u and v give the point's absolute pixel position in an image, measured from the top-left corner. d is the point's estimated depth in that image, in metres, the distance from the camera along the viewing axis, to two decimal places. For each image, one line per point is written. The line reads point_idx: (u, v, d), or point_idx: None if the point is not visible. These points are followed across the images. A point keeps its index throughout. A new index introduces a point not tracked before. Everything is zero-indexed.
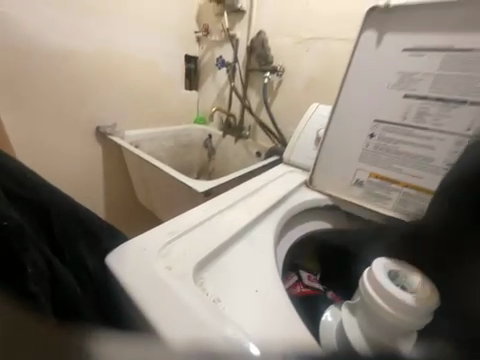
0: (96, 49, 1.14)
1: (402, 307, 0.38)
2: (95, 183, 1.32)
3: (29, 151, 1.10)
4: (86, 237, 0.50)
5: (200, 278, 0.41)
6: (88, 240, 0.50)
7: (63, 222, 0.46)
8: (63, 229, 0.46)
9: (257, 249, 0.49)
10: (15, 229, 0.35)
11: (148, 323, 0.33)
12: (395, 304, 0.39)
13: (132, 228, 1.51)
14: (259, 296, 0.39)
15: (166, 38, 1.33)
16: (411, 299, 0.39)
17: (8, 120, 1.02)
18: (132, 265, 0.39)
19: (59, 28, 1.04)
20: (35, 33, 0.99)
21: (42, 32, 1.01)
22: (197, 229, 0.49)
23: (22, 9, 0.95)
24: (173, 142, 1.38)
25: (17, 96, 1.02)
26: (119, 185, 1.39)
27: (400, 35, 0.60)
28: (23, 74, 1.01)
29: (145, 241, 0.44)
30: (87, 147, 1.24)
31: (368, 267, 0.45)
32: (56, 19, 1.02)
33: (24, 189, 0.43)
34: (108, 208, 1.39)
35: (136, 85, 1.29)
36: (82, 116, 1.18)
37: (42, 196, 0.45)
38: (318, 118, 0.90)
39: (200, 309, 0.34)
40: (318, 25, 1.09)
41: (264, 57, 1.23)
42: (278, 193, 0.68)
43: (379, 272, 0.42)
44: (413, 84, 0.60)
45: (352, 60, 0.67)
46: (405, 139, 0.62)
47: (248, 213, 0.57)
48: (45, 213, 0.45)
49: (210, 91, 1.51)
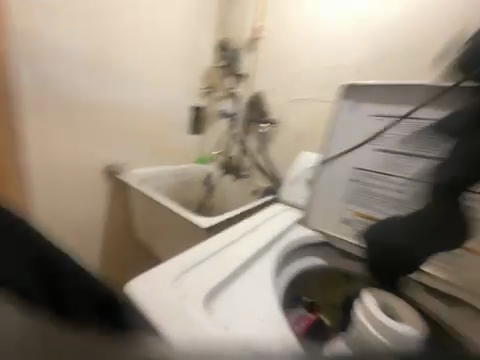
0: (119, 102, 1.33)
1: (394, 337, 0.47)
2: (97, 218, 1.38)
3: (44, 190, 1.20)
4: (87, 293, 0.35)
5: (210, 307, 0.45)
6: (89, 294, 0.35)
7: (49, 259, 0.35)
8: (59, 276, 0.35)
9: (258, 281, 0.54)
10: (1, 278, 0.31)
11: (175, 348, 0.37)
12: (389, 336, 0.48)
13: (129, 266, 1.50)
14: (261, 324, 0.44)
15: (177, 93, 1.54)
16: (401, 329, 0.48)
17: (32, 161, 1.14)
18: (151, 295, 0.45)
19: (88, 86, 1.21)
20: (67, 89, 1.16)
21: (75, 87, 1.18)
22: (205, 262, 0.55)
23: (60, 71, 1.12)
24: (176, 180, 1.48)
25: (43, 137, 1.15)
26: (121, 220, 1.45)
27: (368, 104, 0.77)
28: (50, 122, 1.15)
29: (160, 274, 0.50)
30: (96, 185, 1.34)
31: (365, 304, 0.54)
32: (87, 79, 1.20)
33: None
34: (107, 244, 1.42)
35: (147, 130, 1.46)
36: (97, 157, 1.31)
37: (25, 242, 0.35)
38: (306, 162, 1.01)
39: (211, 332, 0.39)
40: (304, 89, 1.34)
41: (260, 111, 1.46)
42: (275, 229, 0.76)
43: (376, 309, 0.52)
44: (382, 141, 0.75)
45: (334, 120, 0.83)
46: (380, 184, 0.74)
47: (250, 247, 0.63)
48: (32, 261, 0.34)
49: (212, 136, 1.70)
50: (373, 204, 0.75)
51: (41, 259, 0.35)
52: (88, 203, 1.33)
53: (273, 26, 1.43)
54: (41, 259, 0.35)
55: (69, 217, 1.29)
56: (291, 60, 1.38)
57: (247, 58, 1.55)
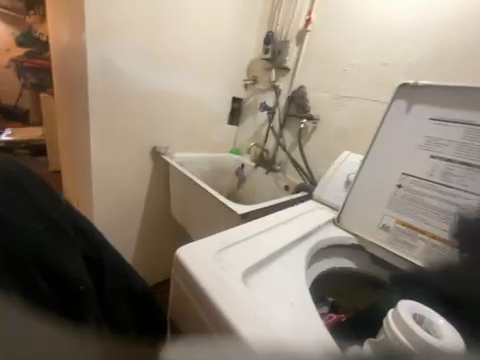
0: (168, 88, 1.38)
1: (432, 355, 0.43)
2: (139, 197, 1.48)
3: (102, 166, 1.31)
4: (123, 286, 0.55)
5: (246, 283, 0.50)
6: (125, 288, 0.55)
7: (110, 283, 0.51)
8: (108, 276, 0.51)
9: (290, 271, 0.56)
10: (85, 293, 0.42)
11: (219, 311, 0.43)
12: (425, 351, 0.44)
13: (161, 241, 1.65)
14: (293, 308, 0.47)
15: (221, 84, 1.58)
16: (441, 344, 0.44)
17: (95, 140, 1.25)
18: (196, 263, 0.51)
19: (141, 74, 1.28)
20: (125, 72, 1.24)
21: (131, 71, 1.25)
22: (242, 243, 0.59)
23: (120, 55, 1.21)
24: (211, 167, 1.55)
25: (108, 115, 1.26)
26: (158, 201, 1.55)
27: (427, 107, 0.72)
28: (116, 105, 1.26)
29: (203, 246, 0.56)
30: (142, 165, 1.44)
31: (397, 311, 0.51)
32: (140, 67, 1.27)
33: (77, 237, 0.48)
34: (145, 220, 1.54)
35: (190, 118, 1.52)
36: (141, 141, 1.39)
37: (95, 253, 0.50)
38: (349, 163, 1.01)
39: (246, 305, 0.44)
40: (353, 86, 1.27)
41: (302, 105, 1.43)
42: (309, 225, 0.77)
43: (410, 318, 0.48)
44: (438, 148, 0.69)
45: (383, 122, 0.80)
46: (431, 193, 0.69)
47: (283, 237, 0.66)
48: (92, 263, 0.50)
49: (249, 127, 1.72)
50: (418, 214, 0.71)
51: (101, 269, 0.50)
52: (134, 181, 1.44)
53: (326, 17, 1.36)
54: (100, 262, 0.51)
55: (116, 193, 1.40)
56: (342, 53, 1.31)
57: (294, 50, 1.51)
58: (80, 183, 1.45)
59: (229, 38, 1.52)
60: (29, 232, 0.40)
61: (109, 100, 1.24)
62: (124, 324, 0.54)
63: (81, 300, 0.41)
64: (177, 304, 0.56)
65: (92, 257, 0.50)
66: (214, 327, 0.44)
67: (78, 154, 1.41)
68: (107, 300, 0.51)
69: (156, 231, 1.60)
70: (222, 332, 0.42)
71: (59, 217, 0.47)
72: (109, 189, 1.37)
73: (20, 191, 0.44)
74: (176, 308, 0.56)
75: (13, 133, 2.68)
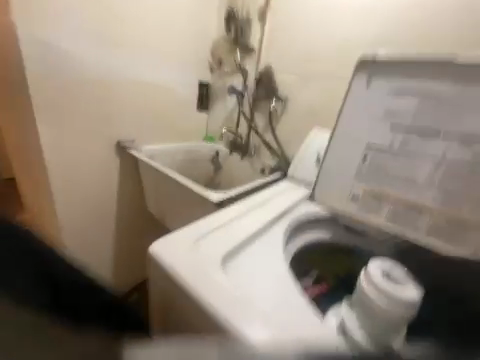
0: (126, 76, 1.28)
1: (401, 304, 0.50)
2: (108, 197, 1.38)
3: (60, 168, 1.19)
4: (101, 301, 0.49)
5: (226, 267, 0.50)
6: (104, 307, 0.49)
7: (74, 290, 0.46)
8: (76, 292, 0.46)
9: (269, 251, 0.58)
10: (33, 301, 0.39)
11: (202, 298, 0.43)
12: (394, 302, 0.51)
13: (140, 239, 1.58)
14: (273, 285, 0.49)
15: (185, 68, 1.49)
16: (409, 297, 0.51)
17: (47, 140, 1.12)
18: (174, 254, 0.50)
19: (91, 59, 1.15)
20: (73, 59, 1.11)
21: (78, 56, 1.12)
22: (221, 229, 0.59)
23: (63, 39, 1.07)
24: (185, 156, 1.48)
25: (58, 111, 1.12)
26: (131, 198, 1.47)
27: (385, 80, 0.76)
28: (65, 98, 1.13)
29: (179, 237, 0.54)
30: (107, 163, 1.33)
31: (368, 270, 0.56)
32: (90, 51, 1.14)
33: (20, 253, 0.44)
34: (122, 218, 1.48)
35: (155, 106, 1.42)
36: (102, 136, 1.27)
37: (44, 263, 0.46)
38: (318, 140, 1.04)
39: (227, 289, 0.44)
40: (318, 63, 1.28)
41: (270, 87, 1.42)
42: (285, 204, 0.79)
43: (377, 274, 0.54)
44: (396, 118, 0.74)
45: (347, 97, 0.82)
46: (391, 161, 0.75)
47: (260, 219, 0.66)
48: (51, 284, 0.44)
49: (219, 113, 1.67)
50: (382, 181, 0.76)
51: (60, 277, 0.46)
52: (100, 181, 1.33)
53: None
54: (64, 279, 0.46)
55: (80, 196, 1.29)
56: (305, 30, 1.30)
57: (257, 28, 1.45)
58: (40, 192, 1.32)
59: (188, 17, 1.41)
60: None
61: (56, 94, 1.10)
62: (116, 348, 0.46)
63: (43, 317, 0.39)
64: (158, 299, 0.55)
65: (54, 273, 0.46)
66: (202, 323, 0.43)
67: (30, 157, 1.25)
68: (74, 305, 0.44)
69: (131, 230, 1.53)
70: (206, 320, 0.42)
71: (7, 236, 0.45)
72: (72, 193, 1.26)
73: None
74: (159, 303, 0.55)
75: None
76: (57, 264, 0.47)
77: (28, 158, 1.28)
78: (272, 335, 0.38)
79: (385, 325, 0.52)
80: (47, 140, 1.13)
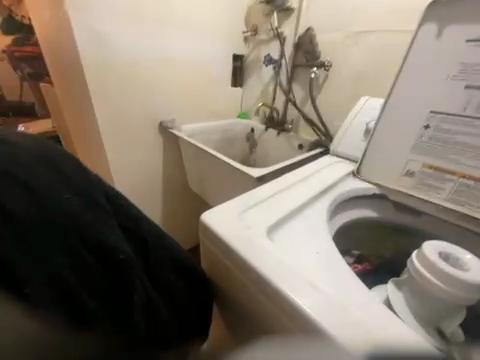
0: (164, 55, 1.27)
1: (468, 290, 0.46)
2: (154, 176, 1.48)
3: (114, 151, 1.29)
4: (163, 250, 0.57)
5: (271, 238, 0.52)
6: (168, 259, 0.57)
7: (156, 254, 0.55)
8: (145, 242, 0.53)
9: (313, 225, 0.57)
10: (127, 262, 0.47)
11: (249, 264, 0.46)
12: (461, 287, 0.46)
13: (183, 216, 1.70)
14: (319, 257, 0.50)
15: (219, 40, 1.42)
16: (477, 282, 0.45)
17: (101, 122, 1.21)
18: (221, 224, 0.53)
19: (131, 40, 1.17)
20: (115, 42, 1.13)
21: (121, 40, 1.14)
22: (264, 203, 0.60)
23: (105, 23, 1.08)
24: (220, 135, 1.50)
25: (108, 95, 1.19)
26: (173, 178, 1.55)
27: (464, 26, 0.61)
28: (112, 81, 1.18)
29: (225, 210, 0.58)
30: (151, 144, 1.40)
31: (426, 251, 0.50)
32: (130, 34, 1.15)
33: (119, 215, 0.51)
34: (168, 198, 1.57)
35: (190, 86, 1.41)
36: (145, 117, 1.33)
37: (137, 227, 0.53)
38: (368, 110, 0.94)
39: (275, 257, 0.47)
40: (371, 17, 1.09)
41: (311, 53, 1.27)
42: (328, 180, 0.75)
43: (436, 256, 0.49)
44: (476, 75, 0.60)
45: (408, 54, 0.70)
46: (464, 130, 0.63)
47: (303, 193, 0.65)
48: (138, 245, 0.53)
49: (254, 87, 1.60)
50: (448, 154, 0.66)
51: (145, 242, 0.54)
52: (147, 161, 1.42)
53: None
54: (133, 229, 0.53)
55: (133, 176, 1.40)
56: None
57: None
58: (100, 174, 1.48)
59: None
60: (68, 214, 0.42)
61: (106, 78, 1.16)
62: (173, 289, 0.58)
63: (126, 267, 0.47)
64: (208, 266, 0.60)
65: (125, 224, 0.52)
66: (255, 289, 0.46)
67: (91, 140, 1.41)
68: (153, 266, 0.54)
69: (179, 207, 1.64)
70: (257, 284, 0.46)
71: (84, 188, 0.46)
72: (125, 173, 1.37)
73: (35, 166, 0.42)
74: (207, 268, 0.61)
75: (25, 127, 2.73)
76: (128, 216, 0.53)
77: (89, 140, 1.45)
78: (321, 302, 0.40)
79: (438, 307, 0.50)
80: (101, 123, 1.21)
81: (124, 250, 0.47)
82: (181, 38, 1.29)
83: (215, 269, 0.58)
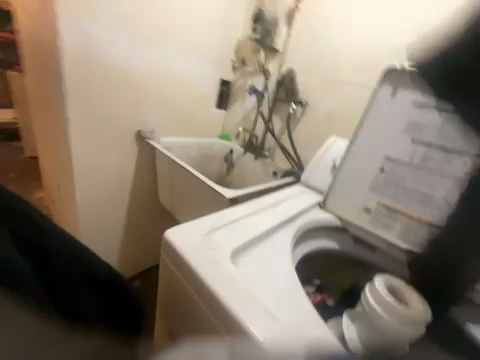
0: (153, 68, 1.30)
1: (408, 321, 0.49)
2: (122, 186, 1.39)
3: (84, 155, 1.22)
4: (79, 266, 0.50)
5: (236, 262, 0.52)
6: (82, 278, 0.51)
7: (65, 272, 0.48)
8: (51, 256, 0.47)
9: (278, 251, 0.58)
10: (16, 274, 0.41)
11: (211, 290, 0.44)
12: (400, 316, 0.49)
13: (148, 232, 1.59)
14: (279, 284, 0.50)
15: (208, 64, 1.49)
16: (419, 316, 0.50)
17: (73, 124, 1.15)
18: (186, 243, 0.52)
19: (121, 48, 1.17)
20: (104, 48, 1.13)
21: (110, 46, 1.14)
22: (233, 225, 0.60)
23: (97, 27, 1.09)
24: (198, 153, 1.49)
25: (86, 97, 1.15)
26: (144, 190, 1.47)
27: (411, 92, 0.73)
28: (93, 84, 1.15)
29: (192, 228, 0.56)
30: (124, 154, 1.34)
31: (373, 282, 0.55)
32: (120, 41, 1.16)
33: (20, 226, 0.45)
34: (135, 210, 1.48)
35: (175, 101, 1.43)
36: (123, 124, 1.28)
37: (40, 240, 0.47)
38: (336, 148, 1.04)
39: (236, 282, 0.46)
40: (342, 70, 1.27)
41: (291, 90, 1.41)
42: (296, 208, 0.79)
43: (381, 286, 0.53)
44: (419, 132, 0.72)
45: (371, 105, 0.80)
46: (409, 177, 0.73)
47: (272, 219, 0.67)
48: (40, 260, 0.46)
49: (237, 112, 1.67)
50: (399, 196, 0.74)
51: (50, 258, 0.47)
52: (118, 170, 1.35)
53: None
54: (35, 240, 0.46)
55: (99, 184, 1.31)
56: (333, 36, 1.29)
57: (284, 29, 1.45)
58: (62, 176, 1.36)
59: (218, 12, 1.41)
60: None
61: (88, 80, 1.13)
62: (89, 313, 0.51)
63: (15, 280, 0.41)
64: (167, 288, 0.56)
65: (24, 234, 0.46)
66: (212, 316, 0.44)
67: (58, 139, 1.31)
68: (60, 285, 0.47)
69: (145, 222, 1.54)
70: (217, 312, 0.44)
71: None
72: (93, 179, 1.29)
73: None
74: (167, 292, 0.57)
75: None
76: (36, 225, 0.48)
77: (55, 138, 1.34)
78: (275, 333, 0.40)
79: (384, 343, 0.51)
80: (72, 126, 1.15)
81: (15, 262, 0.41)
82: (172, 56, 1.34)
83: (174, 293, 0.54)
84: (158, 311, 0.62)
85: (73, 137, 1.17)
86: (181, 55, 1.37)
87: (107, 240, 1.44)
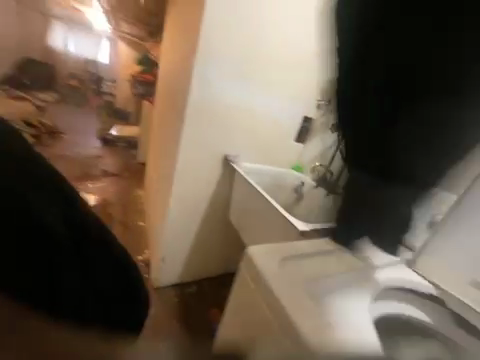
0: (250, 106, 1.54)
1: None
2: (203, 198, 1.61)
3: (184, 170, 1.52)
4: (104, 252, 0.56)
5: (311, 292, 0.59)
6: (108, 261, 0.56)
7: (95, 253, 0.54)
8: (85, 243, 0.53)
9: (351, 291, 0.62)
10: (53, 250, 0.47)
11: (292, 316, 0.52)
12: None
13: (213, 246, 1.74)
14: (353, 325, 0.54)
15: (295, 103, 1.62)
16: None
17: (184, 144, 1.47)
18: (263, 265, 0.62)
19: (228, 89, 1.46)
20: (216, 89, 1.44)
21: (220, 87, 1.44)
22: (303, 259, 0.69)
23: (216, 74, 1.41)
24: (271, 179, 1.59)
25: (196, 124, 1.46)
26: (219, 206, 1.65)
27: None
28: (203, 114, 1.45)
29: (267, 253, 0.66)
30: (211, 173, 1.57)
31: None
32: (229, 84, 1.45)
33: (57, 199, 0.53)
34: (208, 223, 1.66)
35: (261, 134, 1.62)
36: (216, 148, 1.54)
37: (73, 215, 0.53)
38: None
39: (310, 310, 0.54)
40: None
41: None
42: (371, 259, 0.79)
43: None
44: None
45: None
46: None
47: (344, 263, 0.70)
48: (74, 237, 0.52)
49: (314, 147, 1.69)
50: None
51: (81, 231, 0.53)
52: (204, 186, 1.59)
53: None
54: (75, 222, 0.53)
55: (187, 195, 1.57)
56: None
57: None
58: (163, 182, 1.73)
59: None
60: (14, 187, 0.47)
61: (201, 112, 1.45)
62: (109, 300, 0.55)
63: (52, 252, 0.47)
64: (244, 304, 0.64)
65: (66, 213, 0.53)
66: (277, 324, 0.54)
67: (168, 154, 1.67)
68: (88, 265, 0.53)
69: (214, 235, 1.70)
70: (296, 334, 0.50)
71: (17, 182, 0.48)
72: (184, 190, 1.56)
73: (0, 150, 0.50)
74: (241, 307, 0.64)
75: (120, 130, 3.42)
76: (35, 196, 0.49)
77: (166, 153, 1.73)
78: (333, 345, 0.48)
79: None
80: (182, 146, 1.48)
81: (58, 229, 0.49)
82: (257, 92, 1.53)
83: (251, 310, 0.61)
84: (225, 321, 0.70)
85: (181, 154, 1.48)
86: (240, 86, 1.48)
87: (181, 244, 1.65)
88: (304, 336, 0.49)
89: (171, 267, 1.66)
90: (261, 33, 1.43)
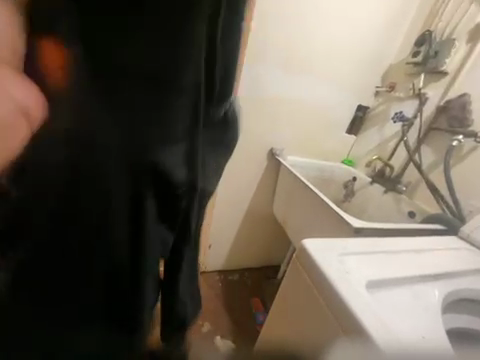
0: (296, 96, 1.40)
1: None
2: (246, 194, 1.59)
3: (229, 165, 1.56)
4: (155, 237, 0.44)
5: (373, 292, 0.56)
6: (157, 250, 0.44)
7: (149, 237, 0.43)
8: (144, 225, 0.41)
9: (419, 299, 0.57)
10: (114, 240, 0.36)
11: (356, 321, 0.49)
12: None
13: (256, 238, 1.77)
14: (424, 340, 0.48)
15: (348, 90, 1.45)
16: None
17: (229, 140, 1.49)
18: (324, 258, 0.59)
19: (274, 77, 1.34)
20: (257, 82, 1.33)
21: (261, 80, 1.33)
22: (365, 256, 0.64)
23: (259, 63, 1.30)
24: (317, 174, 1.47)
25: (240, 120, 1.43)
26: (262, 200, 1.63)
27: None
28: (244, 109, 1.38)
29: (326, 248, 0.62)
30: (252, 167, 1.52)
31: None
32: (275, 75, 1.33)
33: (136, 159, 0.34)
34: (252, 217, 1.67)
35: (310, 127, 1.48)
36: (261, 143, 1.46)
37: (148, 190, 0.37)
38: None
39: (375, 312, 0.51)
40: None
41: (459, 119, 1.19)
42: (449, 265, 0.69)
43: None
44: None
45: None
46: None
47: (412, 266, 0.64)
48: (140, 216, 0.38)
49: (371, 138, 1.53)
50: None
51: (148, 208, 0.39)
52: (246, 183, 1.56)
53: None
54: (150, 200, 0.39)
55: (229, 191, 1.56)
56: None
57: (459, 49, 1.24)
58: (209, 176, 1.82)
59: (372, 41, 1.38)
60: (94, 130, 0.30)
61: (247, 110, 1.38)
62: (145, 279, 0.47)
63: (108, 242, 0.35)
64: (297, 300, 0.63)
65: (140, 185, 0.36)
66: (339, 327, 0.51)
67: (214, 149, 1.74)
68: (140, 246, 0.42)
69: (258, 228, 1.72)
70: (358, 334, 0.48)
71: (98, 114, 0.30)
72: (225, 185, 1.54)
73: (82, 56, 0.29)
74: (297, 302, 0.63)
75: None
76: (95, 100, 0.30)
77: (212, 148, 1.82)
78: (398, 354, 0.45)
79: None
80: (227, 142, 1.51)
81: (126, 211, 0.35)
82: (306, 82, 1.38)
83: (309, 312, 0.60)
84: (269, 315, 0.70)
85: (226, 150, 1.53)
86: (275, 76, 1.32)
87: (224, 235, 1.70)
88: (372, 339, 0.46)
89: (216, 255, 1.75)
90: (312, 42, 1.31)
